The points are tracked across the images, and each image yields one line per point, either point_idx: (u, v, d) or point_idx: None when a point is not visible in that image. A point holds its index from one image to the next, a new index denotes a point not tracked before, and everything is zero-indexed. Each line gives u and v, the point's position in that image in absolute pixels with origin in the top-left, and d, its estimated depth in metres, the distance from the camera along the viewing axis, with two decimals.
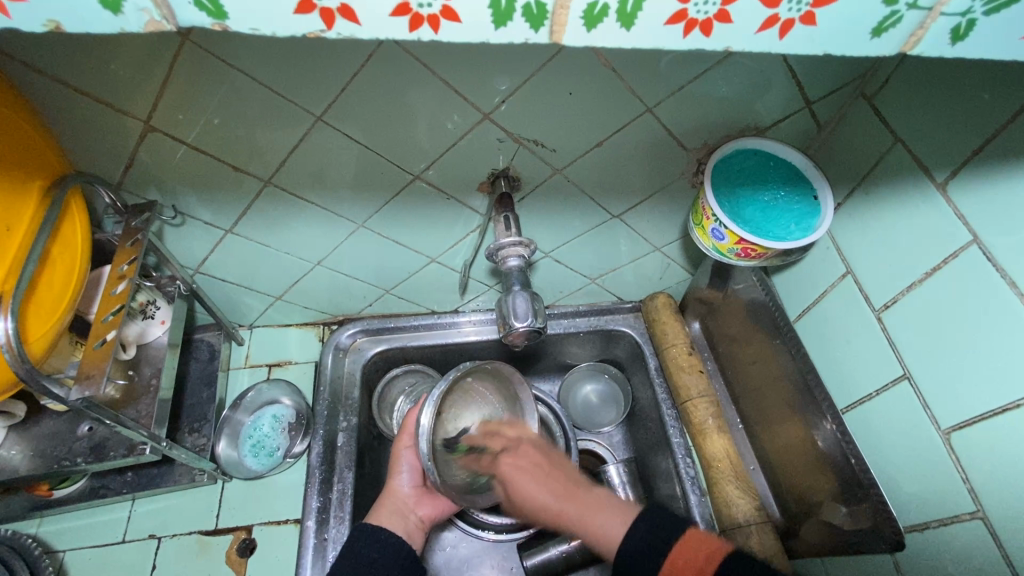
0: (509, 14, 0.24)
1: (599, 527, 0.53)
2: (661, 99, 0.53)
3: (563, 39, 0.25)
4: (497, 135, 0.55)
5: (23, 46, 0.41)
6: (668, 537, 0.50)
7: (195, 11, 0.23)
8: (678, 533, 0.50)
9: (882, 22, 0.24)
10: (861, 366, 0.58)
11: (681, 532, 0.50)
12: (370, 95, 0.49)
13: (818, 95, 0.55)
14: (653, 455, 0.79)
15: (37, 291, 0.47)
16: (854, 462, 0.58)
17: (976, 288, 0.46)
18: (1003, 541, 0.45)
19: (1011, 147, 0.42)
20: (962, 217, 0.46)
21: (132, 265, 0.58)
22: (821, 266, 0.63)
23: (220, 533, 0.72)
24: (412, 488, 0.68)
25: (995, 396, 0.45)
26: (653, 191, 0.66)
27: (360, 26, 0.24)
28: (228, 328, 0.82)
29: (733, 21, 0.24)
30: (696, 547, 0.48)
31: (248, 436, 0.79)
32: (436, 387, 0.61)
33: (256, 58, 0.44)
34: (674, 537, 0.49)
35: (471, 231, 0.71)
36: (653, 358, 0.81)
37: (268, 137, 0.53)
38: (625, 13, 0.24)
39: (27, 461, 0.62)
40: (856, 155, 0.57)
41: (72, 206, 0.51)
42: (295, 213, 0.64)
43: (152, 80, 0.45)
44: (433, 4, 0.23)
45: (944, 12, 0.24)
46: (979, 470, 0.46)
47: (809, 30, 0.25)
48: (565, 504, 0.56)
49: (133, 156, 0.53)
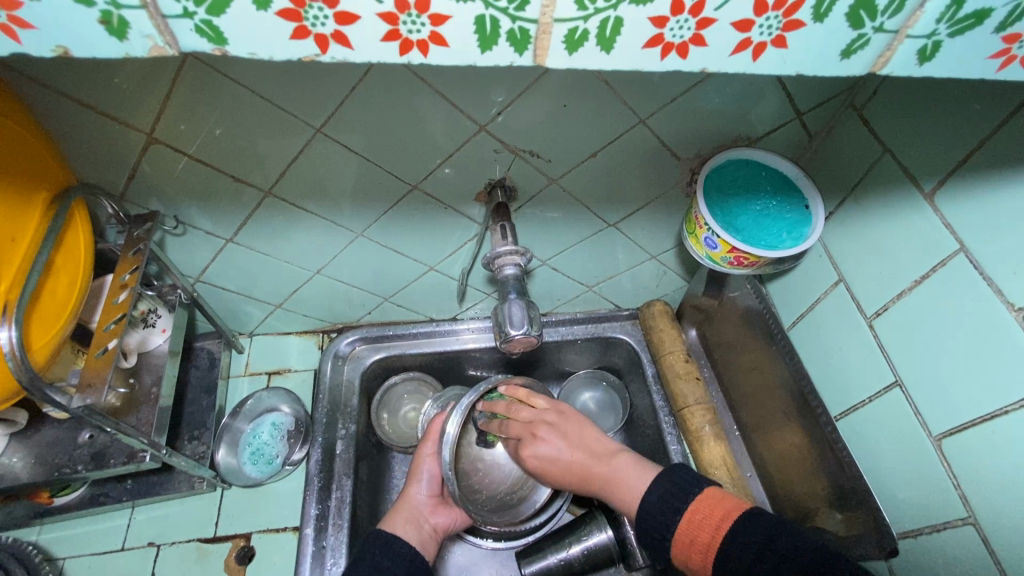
0: (494, 39, 0.25)
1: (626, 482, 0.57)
2: (653, 111, 0.54)
3: (547, 61, 0.26)
4: (493, 146, 0.56)
5: (30, 64, 0.42)
6: (685, 496, 0.51)
7: (197, 38, 0.24)
8: (698, 490, 0.51)
9: (850, 45, 0.25)
10: (853, 374, 0.59)
11: (698, 490, 0.51)
12: (368, 107, 0.50)
13: (807, 106, 0.56)
14: (652, 463, 0.79)
15: (41, 300, 0.48)
16: (848, 470, 0.59)
17: (964, 296, 0.46)
18: (993, 546, 0.45)
19: (996, 158, 0.43)
20: (949, 226, 0.47)
21: (134, 274, 0.59)
22: (814, 274, 0.64)
23: (219, 540, 0.72)
24: (429, 496, 0.69)
25: (984, 403, 0.45)
26: (649, 200, 0.67)
27: (353, 51, 0.25)
28: (228, 336, 0.83)
29: (708, 44, 0.25)
30: (712, 505, 0.50)
31: (248, 443, 0.79)
32: (465, 398, 0.62)
33: (255, 71, 0.45)
34: (692, 495, 0.51)
35: (469, 240, 0.72)
36: (652, 366, 0.82)
37: (269, 147, 0.54)
38: (605, 38, 0.25)
39: (29, 469, 0.63)
40: (846, 165, 0.58)
41: (75, 217, 0.52)
42: (295, 223, 0.65)
43: (155, 94, 0.46)
44: (422, 30, 0.24)
45: (910, 35, 0.25)
46: (969, 476, 0.47)
47: (782, 52, 0.26)
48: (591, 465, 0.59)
49: (135, 168, 0.54)
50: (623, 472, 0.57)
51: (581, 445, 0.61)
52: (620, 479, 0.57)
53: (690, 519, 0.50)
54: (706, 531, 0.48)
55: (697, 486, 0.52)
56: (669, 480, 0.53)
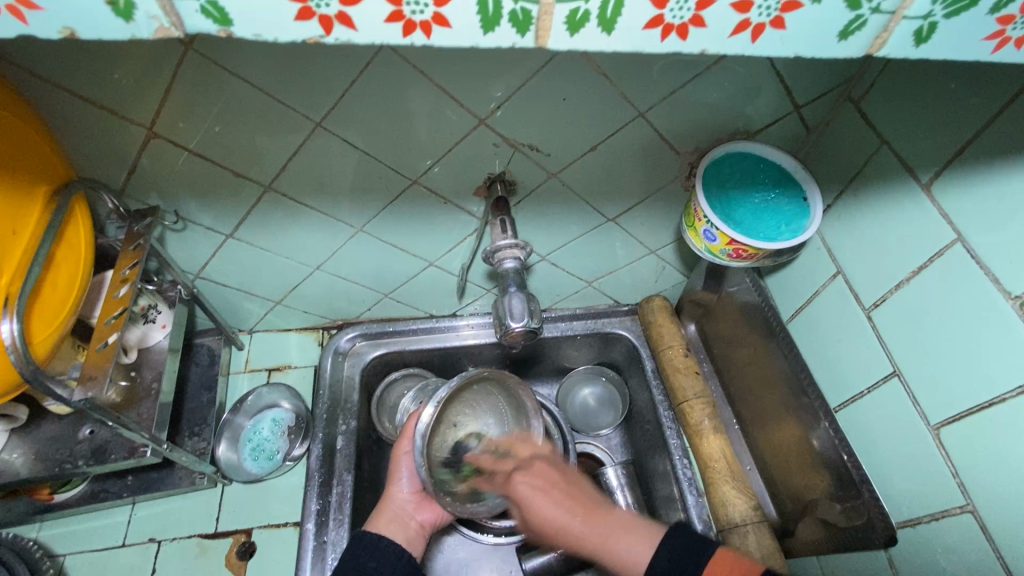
0: (496, 20, 0.25)
1: (619, 542, 0.55)
2: (652, 105, 0.54)
3: (548, 43, 0.26)
4: (493, 140, 0.57)
5: (32, 58, 0.42)
6: (697, 559, 0.51)
7: (203, 19, 0.24)
8: (710, 552, 0.51)
9: (847, 26, 0.26)
10: (852, 366, 0.59)
11: (710, 550, 0.51)
12: (369, 102, 0.50)
13: (806, 99, 0.56)
14: (652, 457, 0.79)
15: (41, 293, 0.48)
16: (847, 459, 0.60)
17: (961, 286, 0.46)
18: (992, 533, 0.45)
19: (994, 146, 0.43)
20: (947, 216, 0.47)
21: (134, 269, 0.58)
22: (812, 268, 0.64)
23: (220, 536, 0.72)
24: (412, 493, 0.68)
25: (982, 391, 0.45)
26: (648, 194, 0.67)
27: (357, 32, 0.25)
28: (228, 332, 0.83)
29: (707, 25, 0.25)
30: (729, 564, 0.50)
31: (248, 439, 0.79)
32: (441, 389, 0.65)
33: (253, 64, 0.45)
34: (704, 559, 0.50)
35: (469, 235, 0.72)
36: (650, 360, 0.82)
37: (268, 142, 0.54)
38: (606, 19, 0.25)
39: (28, 465, 0.63)
40: (844, 158, 0.58)
41: (75, 211, 0.52)
42: (295, 218, 0.65)
43: (154, 88, 0.47)
44: (425, 11, 0.24)
45: (906, 16, 0.25)
46: (968, 465, 0.47)
47: (780, 33, 0.26)
48: (588, 528, 0.57)
49: (135, 162, 0.54)
50: (619, 532, 0.56)
51: (567, 499, 0.60)
52: (616, 541, 0.55)
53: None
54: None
55: (707, 545, 0.52)
56: (676, 539, 0.53)
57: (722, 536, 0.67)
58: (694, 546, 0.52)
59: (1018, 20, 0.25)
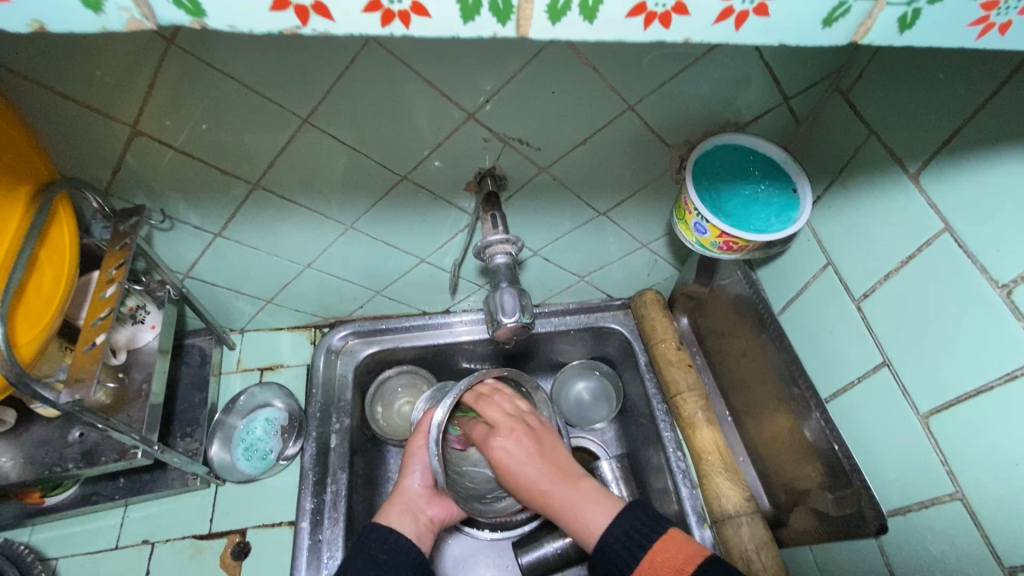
0: (476, 10, 0.25)
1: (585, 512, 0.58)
2: (642, 97, 0.54)
3: (530, 32, 0.26)
4: (482, 134, 0.56)
5: (10, 55, 0.41)
6: (649, 534, 0.54)
7: (175, 10, 0.23)
8: (661, 530, 0.54)
9: (831, 13, 0.25)
10: (843, 357, 0.60)
11: (662, 530, 0.54)
12: (355, 96, 0.50)
13: (795, 91, 0.56)
14: (646, 449, 0.80)
15: (24, 295, 0.47)
16: (838, 448, 0.60)
17: (950, 275, 0.47)
18: (981, 521, 0.46)
19: (982, 136, 0.43)
20: (935, 206, 0.47)
21: (120, 269, 0.58)
22: (803, 259, 0.65)
23: (214, 536, 0.72)
24: (423, 487, 0.68)
25: (970, 379, 0.46)
26: (639, 187, 0.67)
27: (334, 23, 0.25)
28: (219, 332, 0.82)
29: (691, 14, 0.25)
30: (676, 544, 0.53)
31: (242, 439, 0.79)
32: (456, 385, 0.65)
33: (240, 61, 0.45)
34: (657, 534, 0.54)
35: (460, 231, 0.71)
36: (643, 354, 0.82)
37: (255, 139, 0.53)
38: (588, 8, 0.25)
39: (17, 468, 0.62)
40: (833, 151, 0.58)
41: (59, 210, 0.51)
42: (284, 216, 0.64)
43: (138, 84, 0.46)
44: (403, 0, 0.24)
45: (889, 2, 0.25)
46: (959, 454, 0.47)
47: (763, 21, 0.26)
48: (553, 486, 0.60)
49: (121, 161, 0.53)
50: (581, 500, 0.59)
51: (544, 453, 0.62)
52: (578, 506, 0.58)
53: (653, 559, 0.52)
54: (666, 569, 0.52)
55: (659, 528, 0.55)
56: (633, 519, 0.56)
57: (716, 527, 0.67)
58: (648, 526, 0.55)
59: (1002, 6, 0.25)
